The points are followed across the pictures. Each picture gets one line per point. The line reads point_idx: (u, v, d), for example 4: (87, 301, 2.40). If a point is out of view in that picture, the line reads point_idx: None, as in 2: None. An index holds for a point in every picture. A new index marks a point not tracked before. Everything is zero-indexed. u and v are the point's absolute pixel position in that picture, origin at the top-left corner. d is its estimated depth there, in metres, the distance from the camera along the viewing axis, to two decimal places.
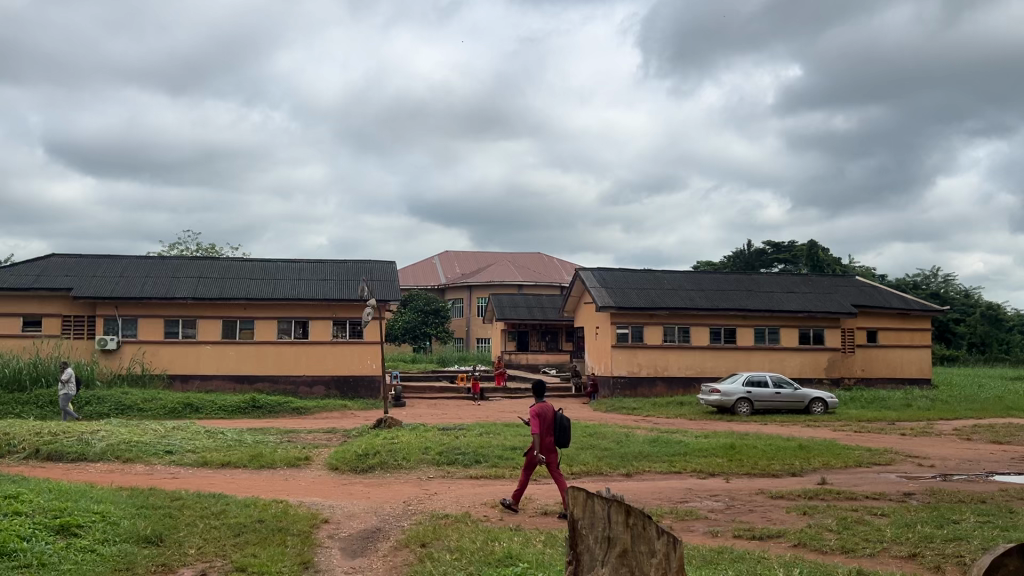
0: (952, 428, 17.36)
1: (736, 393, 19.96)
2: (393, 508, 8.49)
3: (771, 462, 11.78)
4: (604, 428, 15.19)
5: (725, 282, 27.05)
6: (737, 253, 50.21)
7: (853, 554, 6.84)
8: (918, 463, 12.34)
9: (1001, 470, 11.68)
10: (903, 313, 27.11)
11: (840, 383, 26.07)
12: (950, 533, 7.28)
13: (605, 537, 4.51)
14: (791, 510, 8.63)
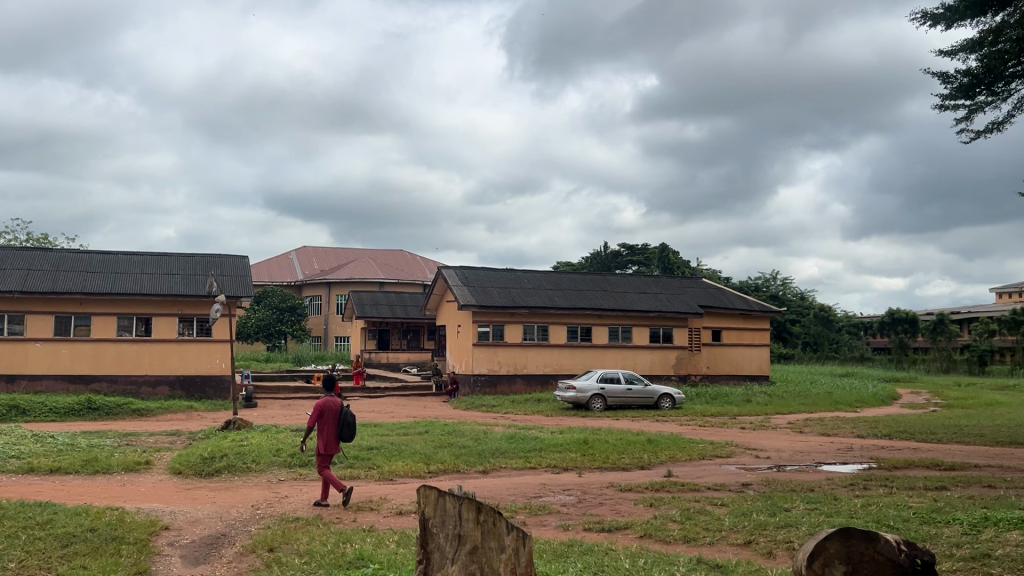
0: (787, 422, 18.55)
1: (591, 390, 20.53)
2: (241, 513, 8.18)
3: (622, 456, 12.19)
4: (462, 427, 15.25)
5: (582, 282, 27.75)
6: (595, 254, 51.64)
7: (694, 543, 7.19)
8: (755, 455, 13.10)
9: (828, 460, 12.58)
10: (745, 313, 28.74)
11: (687, 380, 27.32)
12: (781, 520, 7.77)
13: (455, 535, 4.52)
14: (638, 503, 8.96)
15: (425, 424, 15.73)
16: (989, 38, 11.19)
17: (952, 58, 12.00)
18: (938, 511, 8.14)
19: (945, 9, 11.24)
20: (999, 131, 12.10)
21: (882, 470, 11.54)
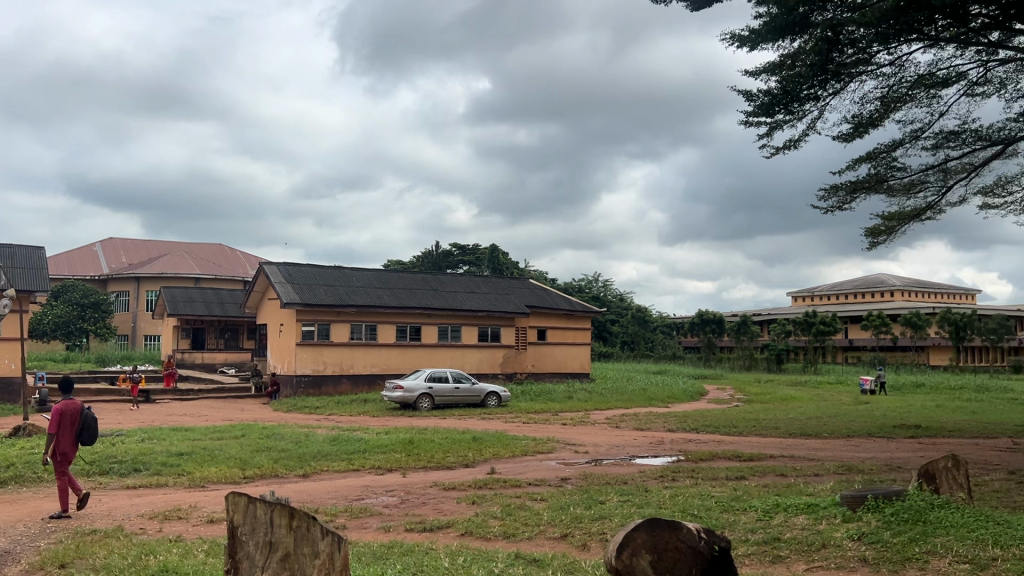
0: (605, 418, 19.32)
1: (418, 389, 20.45)
2: (28, 528, 7.48)
3: (446, 454, 12.23)
4: (283, 429, 14.76)
5: (411, 281, 27.61)
6: (425, 253, 51.63)
7: (514, 539, 7.33)
8: (574, 450, 13.56)
9: (641, 454, 13.23)
10: (568, 313, 29.71)
11: (513, 378, 27.84)
12: (596, 513, 8.06)
13: (266, 543, 4.35)
14: (460, 501, 9.02)
15: (242, 427, 15.08)
16: (787, 61, 12.19)
17: (756, 79, 12.96)
18: (737, 499, 8.75)
19: (749, 32, 12.13)
20: (795, 148, 13.20)
21: (690, 462, 12.27)
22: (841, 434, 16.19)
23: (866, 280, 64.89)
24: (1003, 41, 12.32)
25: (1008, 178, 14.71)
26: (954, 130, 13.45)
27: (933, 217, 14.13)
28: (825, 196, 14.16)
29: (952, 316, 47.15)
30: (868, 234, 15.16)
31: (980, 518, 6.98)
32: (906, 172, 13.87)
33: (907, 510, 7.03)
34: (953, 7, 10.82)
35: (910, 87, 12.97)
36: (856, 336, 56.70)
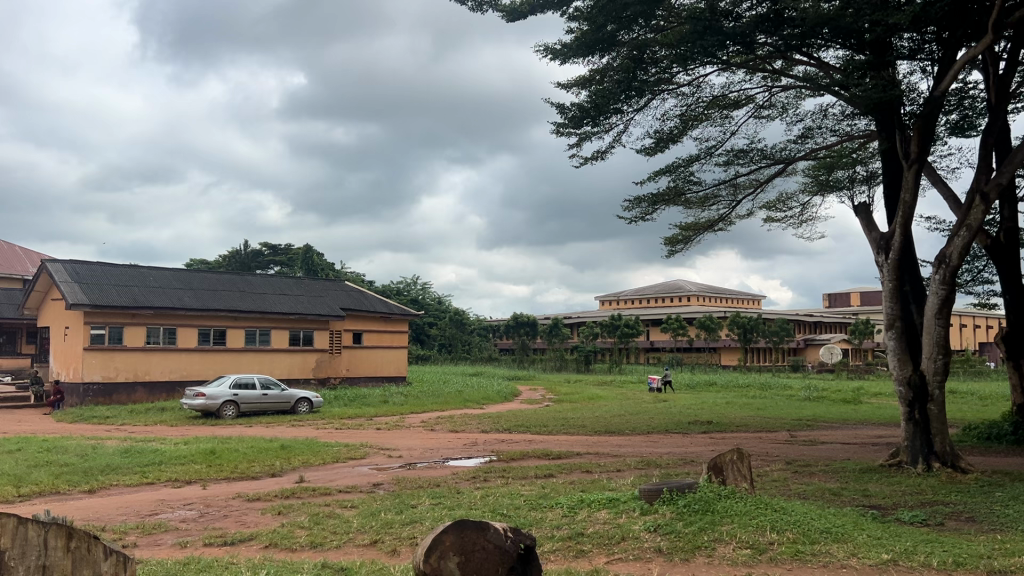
0: (420, 421, 19.31)
1: (222, 396, 19.45)
2: None
3: (252, 464, 11.74)
4: (67, 442, 13.55)
5: (217, 282, 26.29)
6: (233, 253, 49.36)
7: (321, 547, 7.15)
8: (387, 454, 13.42)
9: (454, 456, 13.31)
10: (384, 316, 29.47)
11: (327, 383, 27.18)
12: (407, 517, 8.02)
13: (37, 569, 3.80)
14: (265, 512, 8.67)
15: (17, 441, 13.68)
16: (596, 76, 12.73)
17: (567, 92, 13.44)
18: (544, 497, 9.01)
19: (562, 45, 12.55)
20: (603, 159, 13.82)
21: (501, 462, 12.51)
22: (643, 430, 17.12)
23: (667, 285, 69.13)
24: (785, 69, 13.53)
25: (787, 194, 16.19)
26: (743, 149, 14.61)
27: (724, 228, 15.27)
28: (629, 206, 14.93)
29: (740, 319, 51.20)
30: (667, 243, 16.13)
31: (761, 505, 7.60)
32: (701, 186, 14.90)
33: (698, 501, 7.53)
34: (743, 35, 11.74)
35: (706, 107, 13.93)
36: (658, 338, 60.23)
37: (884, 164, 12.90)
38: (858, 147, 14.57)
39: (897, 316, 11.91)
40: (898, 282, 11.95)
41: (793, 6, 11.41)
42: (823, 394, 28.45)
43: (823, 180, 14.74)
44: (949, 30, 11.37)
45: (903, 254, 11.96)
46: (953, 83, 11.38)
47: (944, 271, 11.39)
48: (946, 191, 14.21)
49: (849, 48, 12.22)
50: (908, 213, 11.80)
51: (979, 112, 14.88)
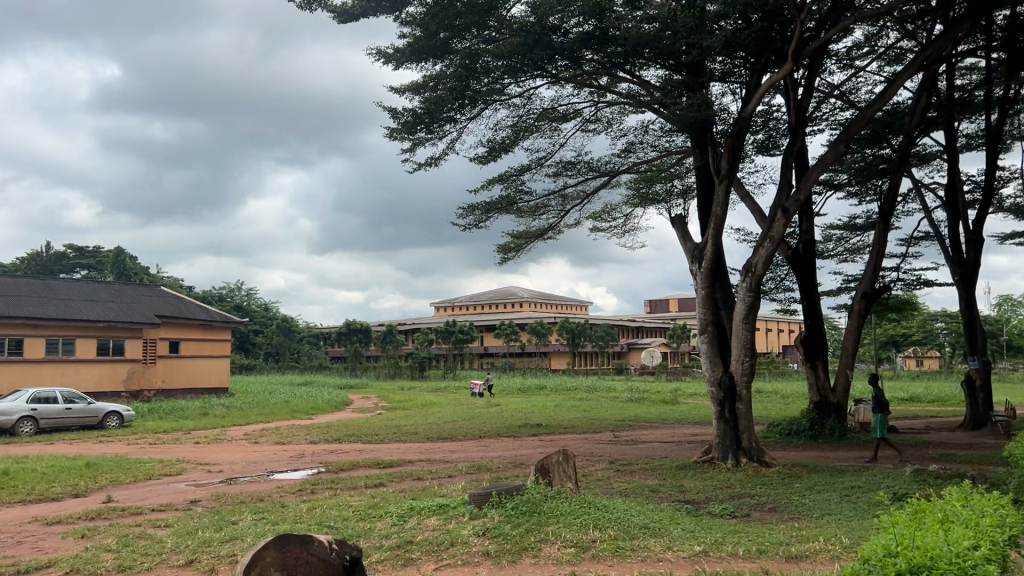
0: (243, 433, 18.52)
1: (17, 412, 17.78)
2: None
3: (52, 485, 10.79)
4: None
5: (13, 287, 24.02)
6: (32, 256, 45.36)
7: (130, 571, 6.67)
8: (206, 469, 12.76)
9: (280, 469, 12.86)
10: (204, 324, 28.13)
11: (138, 396, 25.54)
12: (226, 534, 7.64)
13: None
14: (67, 536, 7.99)
15: None
16: (430, 82, 12.74)
17: (400, 97, 13.36)
18: (373, 507, 8.88)
19: (395, 50, 12.46)
20: (435, 166, 13.84)
21: (328, 473, 12.20)
22: (474, 435, 17.25)
23: (498, 291, 70.26)
24: (611, 86, 14.13)
25: (612, 206, 16.90)
26: (572, 161, 15.10)
27: (554, 238, 15.70)
28: (463, 214, 15.04)
29: (569, 325, 52.85)
30: (499, 251, 16.39)
31: (585, 504, 7.85)
32: (532, 196, 15.25)
33: (526, 503, 7.67)
34: (571, 51, 12.13)
35: (536, 118, 14.28)
36: (489, 344, 61.06)
37: (699, 178, 13.75)
38: (676, 162, 15.44)
39: (709, 322, 12.69)
40: (710, 289, 12.73)
41: (617, 25, 11.93)
42: (644, 395, 29.90)
43: (645, 193, 15.50)
44: (755, 56, 12.29)
45: (715, 263, 12.77)
46: (758, 106, 12.30)
47: (751, 280, 12.29)
48: (753, 206, 15.34)
49: (668, 69, 12.93)
50: (720, 225, 12.63)
51: (781, 133, 16.17)
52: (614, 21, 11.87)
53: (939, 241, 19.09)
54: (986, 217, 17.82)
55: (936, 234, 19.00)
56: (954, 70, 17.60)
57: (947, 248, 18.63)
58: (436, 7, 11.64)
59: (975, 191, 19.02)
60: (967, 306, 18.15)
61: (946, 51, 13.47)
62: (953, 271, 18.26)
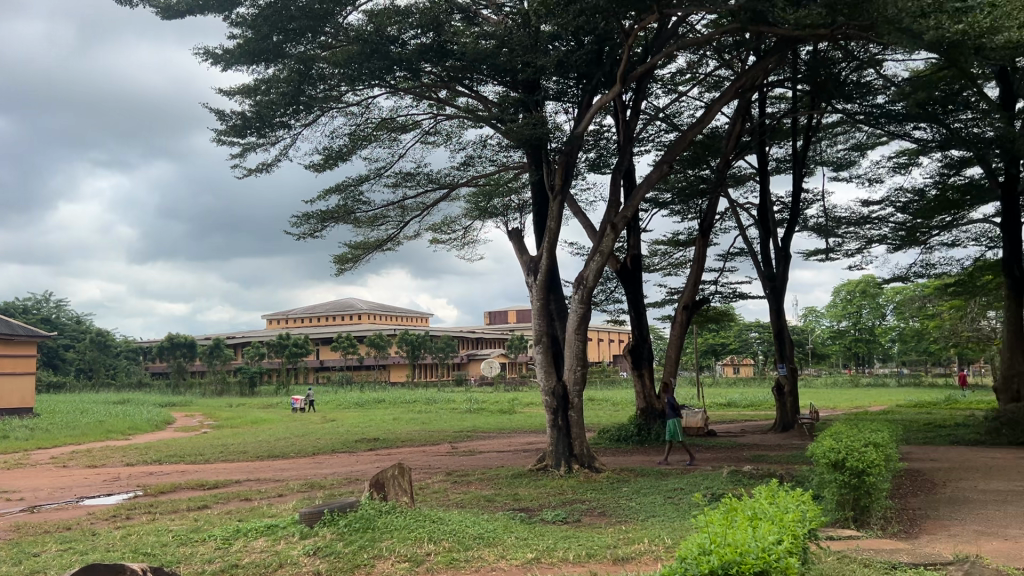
0: (50, 457, 17.05)
1: None
2: None
3: None
4: None
5: None
6: None
7: None
8: (5, 498, 11.63)
9: (91, 494, 11.93)
10: (5, 338, 25.75)
11: None
12: (24, 569, 6.98)
13: None
14: None
15: None
16: (261, 86, 12.28)
17: (229, 99, 12.81)
18: (196, 530, 8.40)
19: (223, 51, 11.95)
20: (267, 172, 13.37)
21: (147, 497, 11.43)
22: (307, 452, 16.74)
23: (335, 303, 68.78)
24: (450, 99, 14.22)
25: (451, 218, 16.99)
26: (410, 172, 15.04)
27: (392, 249, 15.57)
28: (297, 222, 14.61)
29: (409, 337, 52.57)
30: (336, 262, 16.05)
31: (419, 517, 7.80)
32: (370, 206, 15.05)
33: (358, 519, 7.52)
34: (408, 62, 12.10)
35: (374, 128, 14.12)
36: (326, 357, 59.63)
37: (534, 193, 14.07)
38: (513, 177, 15.73)
39: (544, 333, 12.95)
40: (545, 301, 13.03)
41: (455, 40, 12.04)
42: (482, 406, 30.18)
43: (483, 207, 15.68)
44: (587, 78, 12.76)
45: (549, 275, 13.08)
46: (590, 125, 12.76)
47: (582, 292, 12.71)
48: (585, 221, 15.87)
49: (505, 85, 13.16)
50: (554, 239, 12.96)
51: (611, 152, 16.86)
52: (452, 36, 11.95)
53: (752, 256, 20.51)
54: (793, 235, 19.35)
55: (751, 249, 20.40)
56: (765, 99, 19.01)
57: (759, 263, 20.06)
58: (268, 9, 11.23)
59: (783, 211, 20.62)
60: (777, 317, 19.59)
61: (758, 81, 14.53)
62: (764, 284, 19.67)
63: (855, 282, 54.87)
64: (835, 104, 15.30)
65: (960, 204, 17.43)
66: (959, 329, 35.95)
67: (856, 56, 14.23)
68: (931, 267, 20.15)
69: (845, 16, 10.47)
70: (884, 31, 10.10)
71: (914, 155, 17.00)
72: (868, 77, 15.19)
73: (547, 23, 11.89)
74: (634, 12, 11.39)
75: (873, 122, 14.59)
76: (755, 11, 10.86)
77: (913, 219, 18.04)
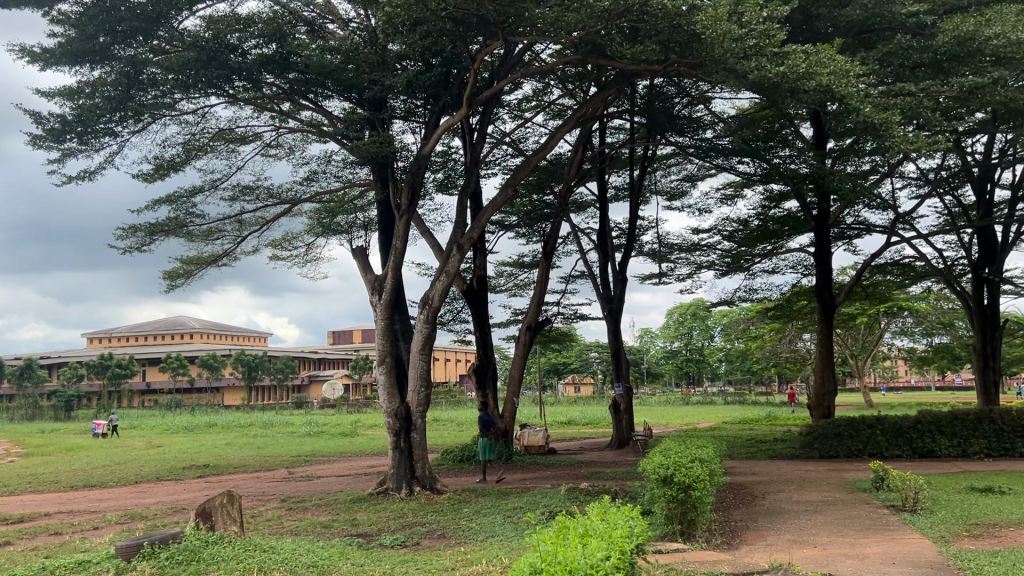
0: None
1: None
2: None
3: None
4: None
5: None
6: None
7: None
8: None
9: None
10: None
11: None
12: None
13: None
14: None
15: None
16: (85, 89, 11.48)
17: (47, 100, 11.90)
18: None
19: (43, 48, 11.10)
20: (90, 180, 12.50)
21: None
22: (128, 481, 15.64)
23: (166, 321, 65.07)
24: (293, 112, 13.86)
25: (293, 235, 16.50)
26: (249, 186, 14.49)
27: (228, 265, 14.92)
28: (123, 235, 13.72)
29: (246, 357, 50.55)
30: (166, 278, 15.19)
31: (249, 547, 7.43)
32: (205, 220, 14.36)
33: (181, 552, 7.06)
34: (249, 72, 11.69)
35: (211, 138, 13.54)
36: (153, 379, 56.17)
37: (379, 211, 13.92)
38: (358, 195, 15.47)
39: (387, 353, 12.72)
40: (389, 321, 12.82)
41: (298, 53, 11.77)
42: (322, 429, 29.33)
43: (326, 224, 15.34)
44: (434, 99, 12.82)
45: (394, 294, 12.91)
46: (436, 146, 12.78)
47: (428, 312, 12.65)
48: (431, 241, 15.86)
49: (351, 102, 12.96)
50: (399, 258, 12.85)
51: (458, 173, 16.97)
52: (295, 48, 11.67)
53: (592, 279, 21.20)
54: (630, 260, 20.17)
55: (591, 272, 21.05)
56: (605, 129, 19.77)
57: (598, 285, 20.75)
58: (93, 8, 10.57)
59: (622, 237, 21.46)
60: (615, 338, 20.29)
61: (599, 111, 15.08)
62: (603, 306, 20.37)
63: (686, 305, 57.87)
64: (669, 136, 16.10)
65: (779, 235, 18.79)
66: (778, 350, 38.60)
67: (688, 92, 15.08)
68: (753, 292, 21.56)
69: (677, 54, 11.06)
70: (711, 70, 10.78)
71: (740, 188, 18.19)
72: (698, 112, 16.13)
73: (394, 42, 11.84)
74: (481, 38, 11.52)
75: (703, 155, 15.48)
76: (594, 45, 11.34)
77: (738, 247, 19.24)
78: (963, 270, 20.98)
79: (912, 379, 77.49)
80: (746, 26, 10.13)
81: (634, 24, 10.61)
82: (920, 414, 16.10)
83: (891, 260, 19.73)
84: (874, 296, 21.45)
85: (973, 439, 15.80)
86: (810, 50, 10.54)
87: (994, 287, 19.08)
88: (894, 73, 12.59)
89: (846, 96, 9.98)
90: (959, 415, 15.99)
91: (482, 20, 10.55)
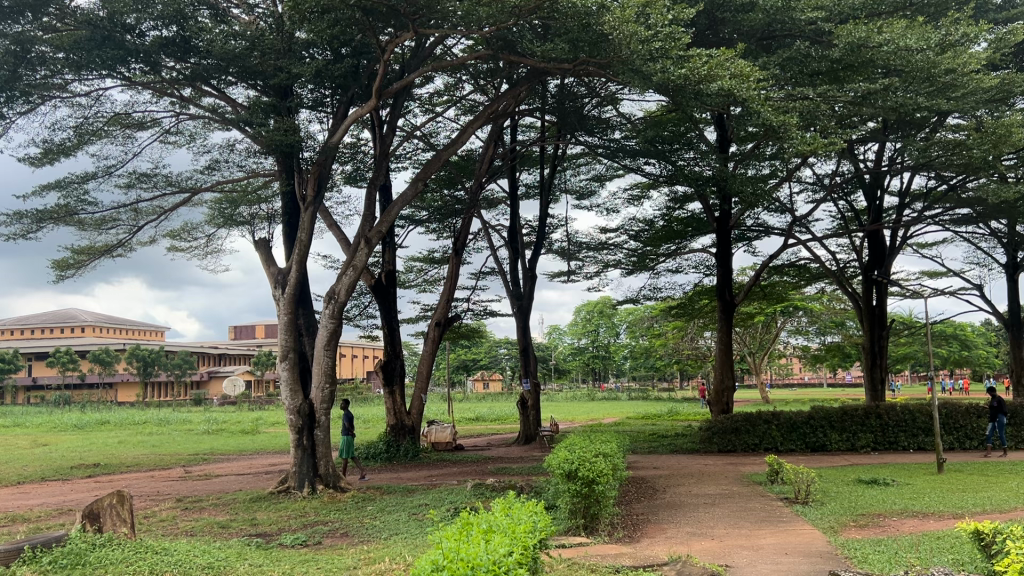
0: None
1: None
2: None
3: None
4: None
5: None
6: None
7: None
8: None
9: None
10: None
11: None
12: None
13: None
14: None
15: None
16: None
17: None
18: None
19: None
20: None
21: None
22: (10, 481, 14.81)
23: (55, 315, 61.79)
24: (194, 98, 13.35)
25: (193, 225, 15.92)
26: (146, 173, 13.88)
27: (122, 256, 14.27)
28: (7, 221, 12.93)
29: (140, 352, 48.51)
30: (54, 267, 14.41)
31: (140, 549, 7.10)
32: (97, 208, 13.69)
33: (66, 556, 6.65)
34: (146, 54, 11.12)
35: (105, 122, 12.92)
36: (40, 375, 53.33)
37: (284, 202, 13.58)
38: (262, 186, 15.04)
39: (290, 349, 12.37)
40: (292, 316, 12.49)
41: (200, 36, 11.31)
42: (222, 427, 28.44)
43: (228, 214, 14.85)
44: (343, 90, 12.60)
45: (298, 289, 12.59)
46: (344, 137, 12.54)
47: (334, 307, 12.42)
48: (338, 235, 15.57)
49: (256, 89, 12.59)
50: (304, 251, 12.54)
51: (367, 166, 16.72)
52: (197, 32, 11.18)
53: (502, 276, 21.24)
54: (539, 257, 20.30)
55: (500, 269, 21.09)
56: (516, 126, 19.80)
57: (508, 282, 20.81)
58: None
59: (531, 234, 21.59)
60: (523, 334, 20.39)
61: (509, 108, 15.09)
62: (512, 303, 20.44)
63: (594, 303, 58.64)
64: (579, 136, 16.28)
65: (683, 235, 19.28)
66: (681, 347, 39.64)
67: (597, 92, 15.27)
68: (657, 291, 22.06)
69: (586, 53, 11.13)
70: (619, 71, 10.91)
71: (646, 189, 18.55)
72: (607, 113, 16.35)
73: (301, 30, 11.58)
74: (391, 28, 11.35)
75: (611, 156, 15.67)
76: (505, 40, 11.37)
77: (643, 246, 19.59)
78: (854, 272, 22.01)
79: (806, 376, 80.82)
80: (652, 28, 10.23)
81: (545, 21, 10.66)
82: (813, 410, 16.77)
83: (789, 262, 20.51)
84: (772, 296, 22.21)
85: (861, 434, 16.57)
86: (713, 53, 10.80)
87: (882, 289, 20.07)
88: (793, 79, 12.94)
89: (747, 99, 10.29)
90: (848, 411, 16.73)
91: (392, 10, 10.39)
